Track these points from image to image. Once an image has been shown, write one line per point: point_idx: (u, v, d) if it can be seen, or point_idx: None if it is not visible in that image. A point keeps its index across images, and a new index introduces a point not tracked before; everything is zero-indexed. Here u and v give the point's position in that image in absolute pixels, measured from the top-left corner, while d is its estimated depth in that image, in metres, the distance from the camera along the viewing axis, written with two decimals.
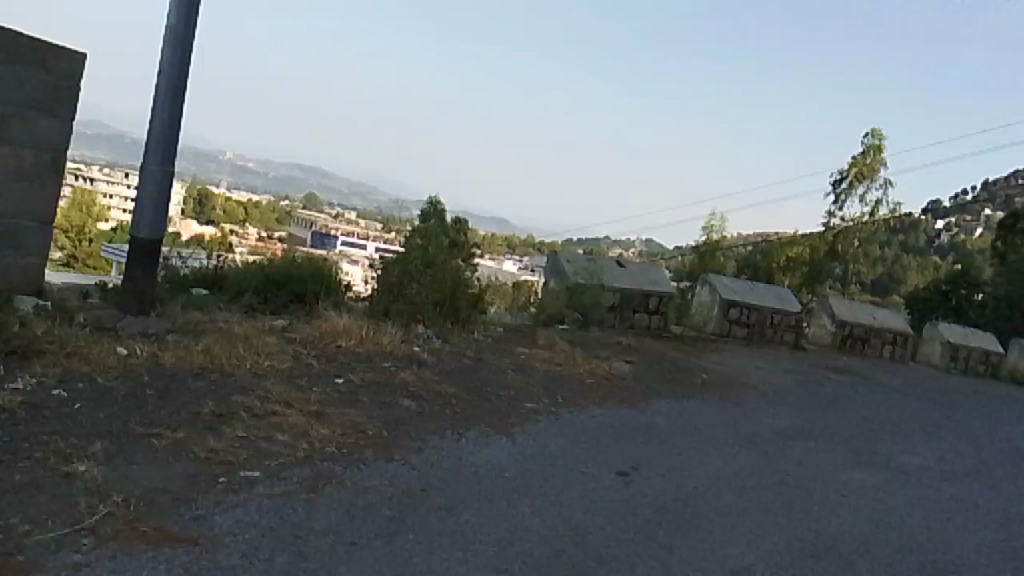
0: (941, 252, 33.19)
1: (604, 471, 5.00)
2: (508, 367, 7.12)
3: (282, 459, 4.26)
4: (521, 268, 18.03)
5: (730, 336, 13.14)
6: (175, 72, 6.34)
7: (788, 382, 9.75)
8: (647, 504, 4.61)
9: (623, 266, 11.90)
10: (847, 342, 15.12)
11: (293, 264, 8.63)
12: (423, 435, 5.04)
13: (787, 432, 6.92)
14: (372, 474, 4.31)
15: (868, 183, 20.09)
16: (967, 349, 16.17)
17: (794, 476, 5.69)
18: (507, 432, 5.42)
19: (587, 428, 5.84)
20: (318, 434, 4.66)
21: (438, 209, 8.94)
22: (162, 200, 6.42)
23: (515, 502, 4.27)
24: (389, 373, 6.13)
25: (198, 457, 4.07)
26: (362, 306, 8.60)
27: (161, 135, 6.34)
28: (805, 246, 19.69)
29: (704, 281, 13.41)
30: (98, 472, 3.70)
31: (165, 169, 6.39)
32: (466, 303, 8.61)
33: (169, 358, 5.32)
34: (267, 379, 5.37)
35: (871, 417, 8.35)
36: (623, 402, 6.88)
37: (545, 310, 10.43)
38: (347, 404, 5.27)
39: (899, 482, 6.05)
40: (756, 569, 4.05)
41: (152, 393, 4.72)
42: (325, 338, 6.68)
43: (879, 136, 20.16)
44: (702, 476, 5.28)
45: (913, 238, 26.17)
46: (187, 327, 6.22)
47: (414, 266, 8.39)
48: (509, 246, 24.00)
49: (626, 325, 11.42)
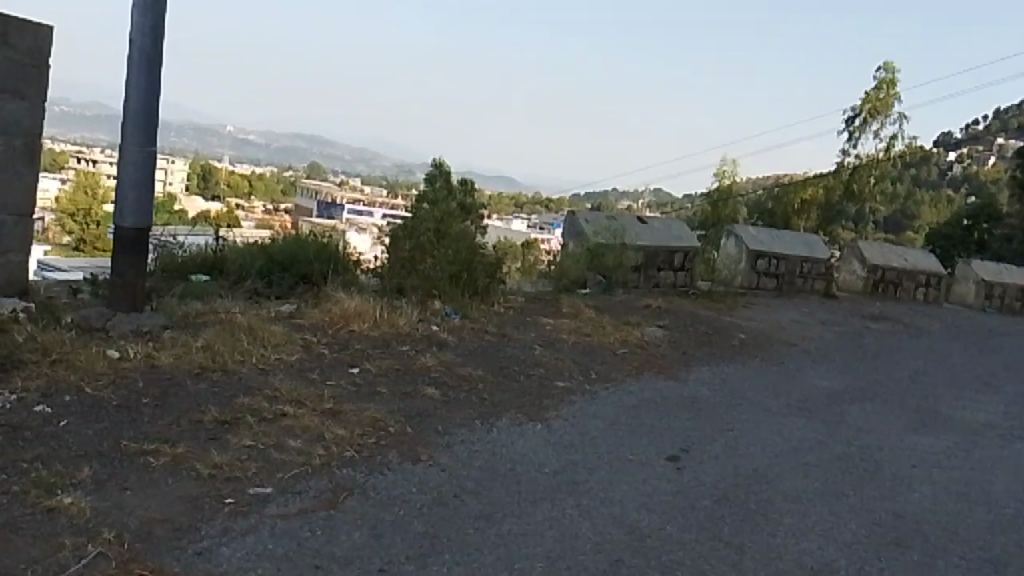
0: (954, 184, 32.52)
1: (653, 457, 4.53)
2: (535, 342, 6.62)
3: (297, 471, 3.78)
4: (532, 227, 17.49)
5: (759, 288, 12.61)
6: (148, 40, 5.76)
7: (827, 336, 9.23)
8: (705, 494, 4.14)
9: (645, 222, 11.29)
10: (879, 287, 14.57)
11: (298, 243, 8.11)
12: (450, 429, 4.55)
13: (839, 395, 6.43)
14: (397, 480, 3.83)
15: (883, 119, 19.31)
16: (1002, 286, 15.53)
17: (858, 446, 5.21)
18: (541, 417, 4.94)
19: (627, 407, 5.35)
20: (335, 436, 4.19)
21: (444, 169, 8.28)
22: (146, 185, 5.89)
23: (559, 504, 3.79)
24: (408, 359, 5.63)
25: (201, 475, 3.60)
26: (374, 283, 8.09)
27: (139, 112, 5.79)
28: (820, 186, 19.04)
29: (729, 232, 12.79)
30: (86, 504, 3.21)
31: (146, 149, 5.84)
32: (484, 272, 8.11)
33: (166, 359, 4.83)
34: (275, 376, 4.90)
35: (921, 370, 7.83)
36: (662, 372, 6.39)
37: (565, 276, 9.86)
38: (364, 399, 4.79)
39: (970, 446, 5.54)
40: (841, 566, 3.56)
41: (148, 402, 4.25)
42: (336, 324, 6.18)
43: (893, 70, 19.37)
44: (762, 456, 4.79)
45: (927, 172, 25.53)
46: (186, 321, 5.76)
47: (426, 238, 7.83)
48: (517, 204, 23.45)
49: (651, 285, 10.88)
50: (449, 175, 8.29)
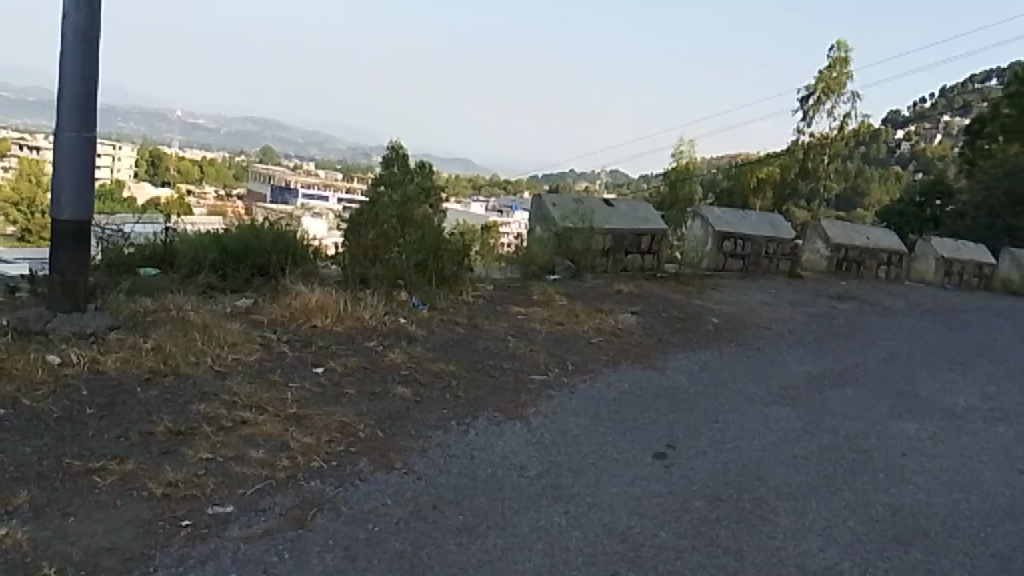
0: (902, 162, 33.04)
1: (640, 455, 4.31)
2: (507, 333, 6.35)
3: (260, 486, 3.47)
4: (489, 209, 17.13)
5: (725, 270, 12.53)
6: (83, 15, 5.31)
7: (797, 317, 9.13)
8: (697, 495, 3.92)
9: (612, 205, 11.07)
10: (843, 266, 14.58)
11: (254, 232, 7.71)
12: (424, 431, 4.27)
13: (818, 381, 6.29)
14: (370, 492, 3.54)
15: (836, 98, 19.36)
16: (960, 263, 15.68)
17: (845, 436, 5.05)
18: (520, 415, 4.68)
19: (608, 401, 5.12)
20: (300, 444, 3.87)
21: (402, 153, 7.88)
22: (85, 174, 5.46)
23: (547, 512, 3.54)
24: (375, 356, 5.32)
25: (154, 495, 3.26)
26: (335, 274, 7.73)
27: (74, 95, 5.34)
28: (776, 165, 19.08)
29: (694, 213, 12.63)
30: (23, 535, 2.87)
31: (83, 136, 5.40)
32: (450, 260, 7.81)
33: (112, 364, 4.46)
34: (234, 378, 4.56)
35: (895, 351, 7.74)
36: (640, 362, 6.18)
37: (533, 261, 9.54)
38: (330, 401, 4.47)
39: (955, 430, 5.42)
40: (845, 570, 3.37)
41: (93, 413, 3.89)
42: (297, 319, 5.83)
43: (845, 48, 19.40)
44: (749, 450, 4.60)
45: (878, 151, 25.83)
46: (134, 320, 5.37)
47: (390, 226, 7.43)
48: (475, 186, 23.14)
49: (619, 269, 10.67)
50: (407, 158, 7.91)
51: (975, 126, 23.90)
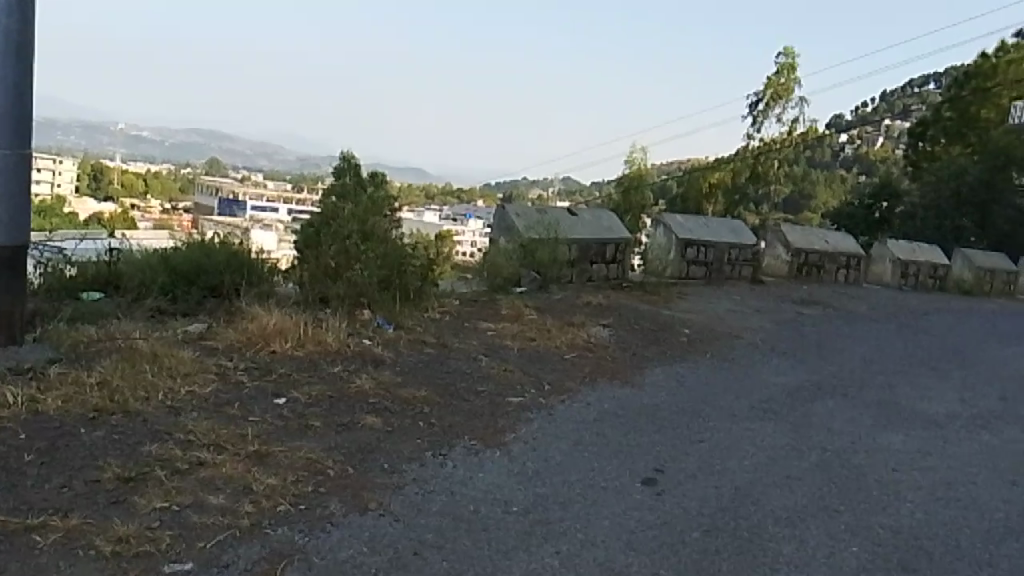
0: (848, 166, 33.65)
1: (628, 482, 4.07)
2: (477, 351, 6.09)
3: (222, 537, 3.13)
4: (442, 219, 16.74)
5: (690, 277, 12.42)
6: (15, 23, 4.92)
7: (766, 325, 9.03)
8: (693, 525, 3.69)
9: (574, 213, 10.88)
10: (803, 270, 14.61)
11: (204, 250, 7.32)
12: (398, 465, 3.97)
13: (797, 392, 6.15)
14: (345, 539, 3.23)
15: (785, 103, 19.51)
16: (916, 265, 15.88)
17: (832, 451, 4.89)
18: (498, 443, 4.41)
19: (589, 423, 4.88)
20: (264, 487, 3.55)
21: (354, 163, 7.54)
22: (19, 195, 5.06)
23: (538, 553, 3.27)
24: (341, 382, 5.01)
25: (102, 555, 2.91)
26: (294, 293, 7.38)
27: (6, 109, 4.93)
28: (727, 170, 19.08)
29: (657, 221, 12.50)
30: None
31: (17, 154, 5.00)
32: (414, 276, 7.52)
33: (53, 403, 4.08)
34: (189, 413, 4.21)
35: (867, 358, 7.66)
36: (615, 377, 5.97)
37: (499, 273, 9.11)
38: (295, 436, 4.14)
39: (940, 440, 5.31)
40: None
41: (32, 461, 3.52)
42: (255, 345, 5.49)
43: (793, 55, 19.63)
44: (740, 472, 4.39)
45: (824, 155, 26.21)
46: (76, 352, 4.98)
47: (351, 242, 7.09)
48: (429, 195, 22.82)
49: (584, 279, 10.48)
50: (359, 169, 7.57)
51: (918, 129, 24.42)
